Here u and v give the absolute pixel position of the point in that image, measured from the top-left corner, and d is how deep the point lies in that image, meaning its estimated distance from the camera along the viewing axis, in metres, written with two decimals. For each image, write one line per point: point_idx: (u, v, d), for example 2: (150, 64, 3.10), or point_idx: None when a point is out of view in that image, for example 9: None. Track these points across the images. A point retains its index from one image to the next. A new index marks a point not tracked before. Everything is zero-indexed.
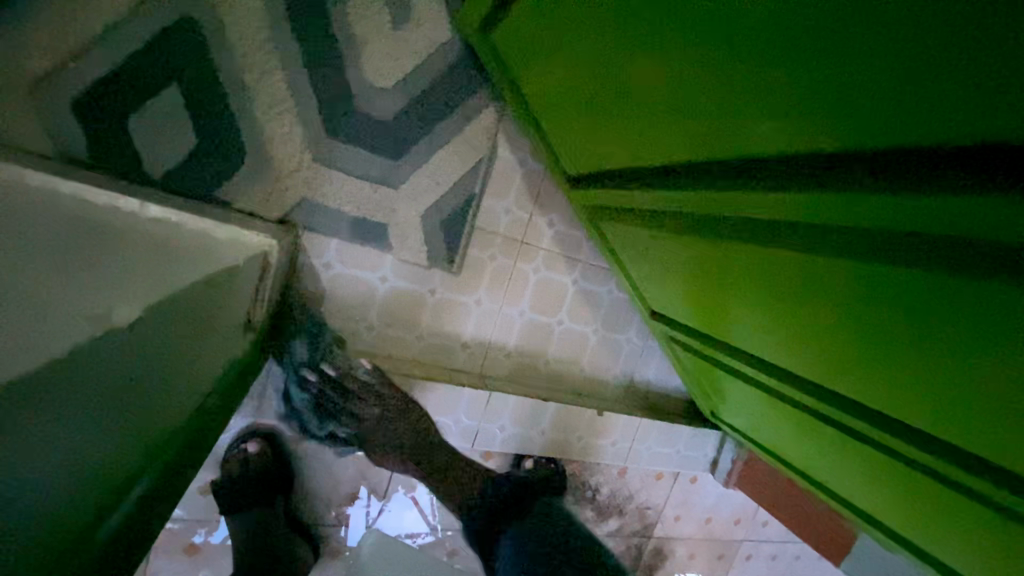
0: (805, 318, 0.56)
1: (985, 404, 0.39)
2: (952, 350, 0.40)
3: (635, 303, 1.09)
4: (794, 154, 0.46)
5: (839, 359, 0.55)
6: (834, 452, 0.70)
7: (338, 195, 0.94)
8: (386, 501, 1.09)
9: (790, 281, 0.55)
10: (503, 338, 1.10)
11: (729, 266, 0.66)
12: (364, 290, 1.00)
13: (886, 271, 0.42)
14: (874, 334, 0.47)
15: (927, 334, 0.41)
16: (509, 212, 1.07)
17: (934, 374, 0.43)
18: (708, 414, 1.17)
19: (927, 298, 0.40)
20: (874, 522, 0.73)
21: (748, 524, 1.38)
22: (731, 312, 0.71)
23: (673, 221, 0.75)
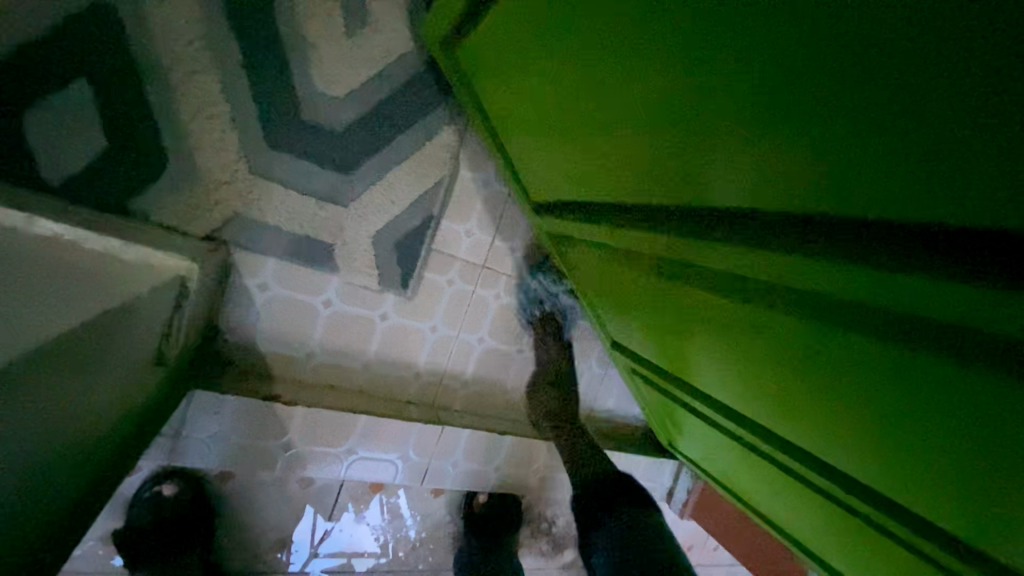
0: (779, 381, 0.52)
1: (958, 503, 0.38)
2: (928, 455, 0.37)
3: (596, 332, 1.11)
4: (764, 210, 0.39)
5: (805, 418, 0.52)
6: (790, 487, 0.75)
7: (276, 211, 0.81)
8: (334, 522, 1.02)
9: (760, 347, 0.52)
10: (460, 367, 1.03)
11: (700, 320, 0.62)
12: (305, 317, 0.88)
13: (862, 369, 0.39)
14: (844, 416, 0.45)
15: (896, 434, 0.39)
16: (470, 235, 0.97)
17: (919, 464, 0.39)
18: (665, 443, 1.23)
19: (900, 405, 0.37)
20: (828, 553, 0.80)
21: (700, 550, 1.52)
22: (701, 358, 0.68)
23: (641, 261, 0.70)
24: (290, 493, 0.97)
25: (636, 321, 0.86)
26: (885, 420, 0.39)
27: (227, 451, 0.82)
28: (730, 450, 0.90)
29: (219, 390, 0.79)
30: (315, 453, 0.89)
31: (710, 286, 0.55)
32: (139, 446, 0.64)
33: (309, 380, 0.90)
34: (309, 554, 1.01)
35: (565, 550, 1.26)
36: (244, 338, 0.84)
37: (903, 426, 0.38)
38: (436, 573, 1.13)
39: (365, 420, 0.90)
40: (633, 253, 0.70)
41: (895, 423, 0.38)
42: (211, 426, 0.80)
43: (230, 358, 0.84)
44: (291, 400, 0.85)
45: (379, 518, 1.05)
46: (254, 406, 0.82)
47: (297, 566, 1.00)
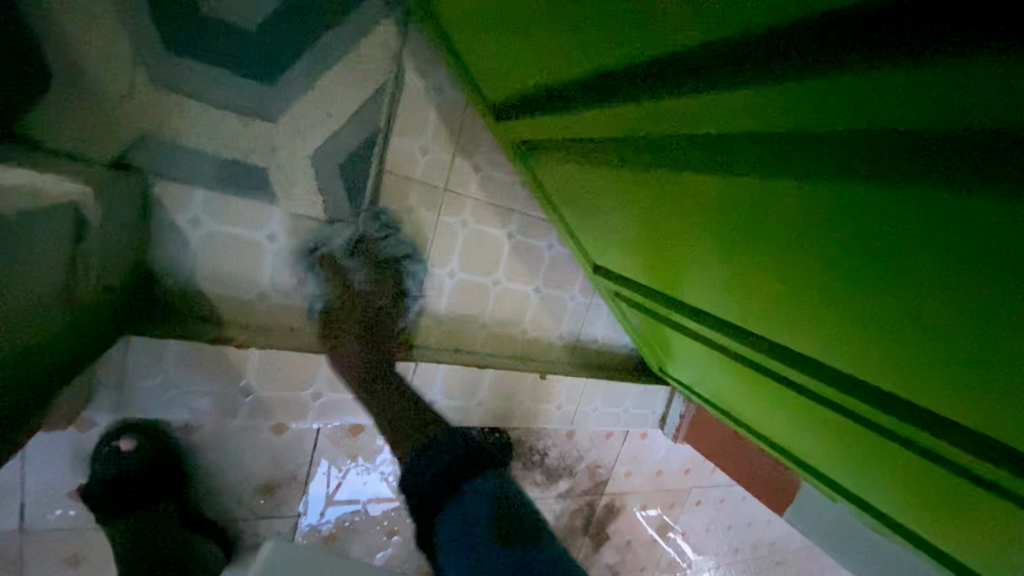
0: (754, 269, 0.48)
1: (955, 373, 0.35)
2: (923, 321, 0.33)
3: (578, 258, 1.04)
4: (751, 32, 0.34)
5: (789, 312, 0.48)
6: (783, 394, 0.70)
7: (194, 132, 0.72)
8: (344, 476, 1.02)
9: (746, 239, 0.46)
10: (431, 301, 0.96)
11: (684, 219, 0.54)
12: (248, 252, 0.80)
13: (855, 229, 0.34)
14: (839, 301, 0.40)
15: (896, 304, 0.35)
16: (427, 153, 0.87)
17: (917, 340, 0.35)
18: (657, 370, 1.19)
19: (895, 263, 0.32)
20: (825, 459, 0.77)
21: (697, 473, 1.54)
22: (681, 264, 0.62)
23: (620, 161, 0.61)
24: (265, 442, 0.93)
25: (615, 242, 0.79)
26: (883, 291, 0.35)
27: (180, 399, 0.77)
28: (724, 369, 0.85)
29: (158, 336, 0.73)
30: (278, 398, 0.83)
31: (693, 171, 0.48)
32: (39, 389, 0.57)
33: (265, 325, 0.84)
34: (318, 505, 1.01)
35: (560, 480, 1.26)
36: (182, 280, 0.77)
37: (895, 288, 0.34)
38: (429, 509, 1.12)
39: (329, 360, 0.84)
40: (606, 152, 0.63)
41: (892, 288, 0.34)
42: (157, 372, 0.74)
43: (169, 301, 0.78)
44: (244, 343, 0.79)
45: (380, 463, 1.04)
46: (201, 350, 0.75)
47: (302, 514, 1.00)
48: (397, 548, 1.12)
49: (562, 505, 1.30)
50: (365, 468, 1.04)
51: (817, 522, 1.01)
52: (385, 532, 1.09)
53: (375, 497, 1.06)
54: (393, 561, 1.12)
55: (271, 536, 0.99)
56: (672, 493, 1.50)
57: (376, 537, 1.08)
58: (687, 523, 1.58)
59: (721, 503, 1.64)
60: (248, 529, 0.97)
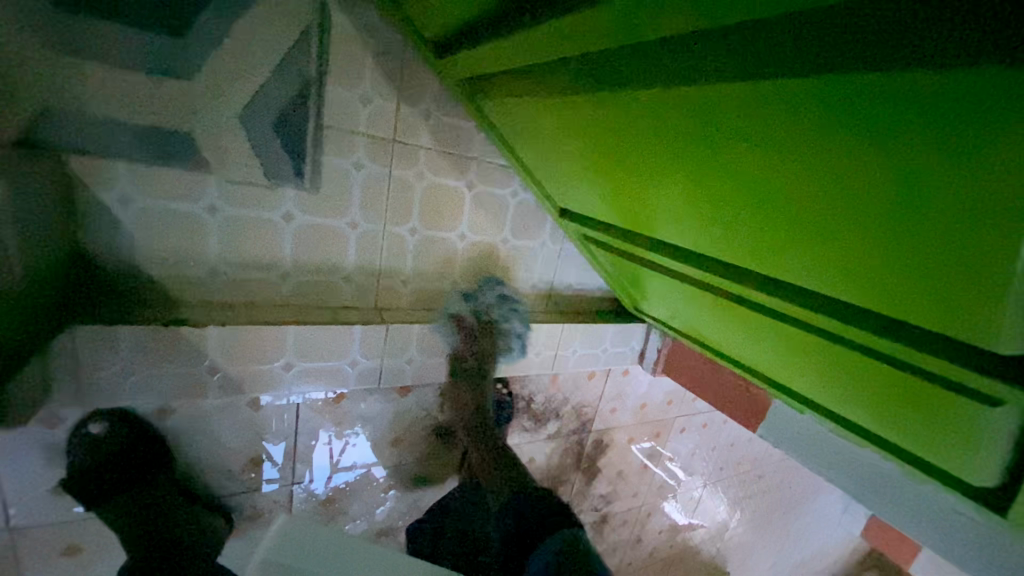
0: (731, 187, 0.46)
1: (930, 288, 0.35)
2: (909, 227, 0.33)
3: (542, 204, 1.01)
4: None
5: (762, 233, 0.47)
6: (759, 316, 0.70)
7: (102, 99, 0.65)
8: (347, 439, 1.04)
9: (727, 153, 0.43)
10: (395, 262, 0.94)
11: (656, 141, 0.52)
12: (190, 228, 0.75)
13: (852, 128, 0.32)
14: (823, 215, 0.39)
15: (879, 204, 0.34)
16: (367, 103, 0.81)
17: (894, 246, 0.35)
18: (632, 309, 1.20)
19: (889, 163, 0.31)
20: (792, 374, 0.79)
21: (680, 402, 1.60)
22: (650, 194, 0.60)
23: (580, 88, 0.57)
24: (244, 419, 0.92)
25: (582, 182, 0.76)
26: (870, 189, 0.34)
27: (144, 385, 0.75)
28: (694, 299, 0.85)
29: (107, 322, 0.70)
30: (248, 374, 0.82)
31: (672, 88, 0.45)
32: None
33: (223, 302, 0.81)
34: (327, 467, 1.04)
35: (548, 424, 1.30)
36: (123, 262, 0.73)
37: (886, 190, 0.32)
38: (422, 464, 1.15)
39: (294, 330, 0.82)
40: (564, 78, 0.59)
41: (882, 193, 0.33)
42: (112, 361, 0.72)
43: (115, 286, 0.74)
44: (202, 321, 0.76)
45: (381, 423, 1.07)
46: (155, 334, 0.72)
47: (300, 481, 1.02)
48: (396, 503, 1.16)
49: (553, 446, 1.35)
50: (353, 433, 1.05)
51: (787, 436, 1.03)
52: (381, 489, 1.12)
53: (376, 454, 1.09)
54: (395, 515, 1.17)
55: (267, 506, 1.01)
56: (657, 423, 1.57)
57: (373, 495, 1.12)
58: (674, 448, 1.67)
59: (705, 427, 1.73)
60: (243, 502, 0.98)
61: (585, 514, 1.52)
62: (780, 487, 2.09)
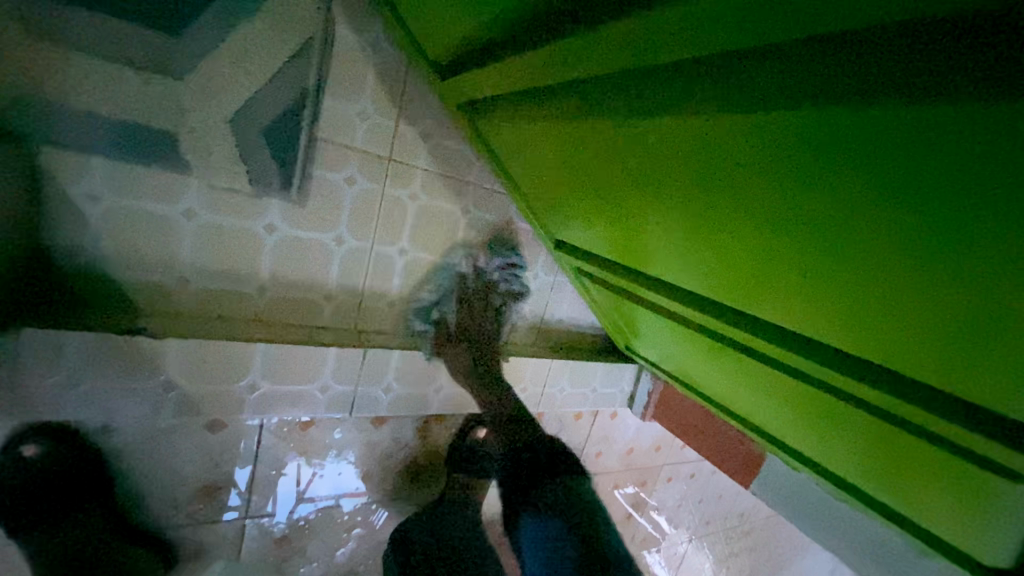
0: (716, 225, 0.44)
1: (937, 341, 0.33)
2: (908, 286, 0.31)
3: (538, 234, 0.98)
4: None
5: (752, 274, 0.45)
6: (759, 365, 0.66)
7: (82, 90, 0.62)
8: (318, 467, 0.96)
9: (711, 189, 0.42)
10: (380, 283, 0.89)
11: (643, 173, 0.50)
12: (162, 232, 0.70)
13: (843, 186, 0.30)
14: (815, 266, 0.37)
15: (867, 250, 0.32)
16: (365, 119, 0.79)
17: (891, 293, 0.33)
18: (624, 348, 1.16)
19: (883, 223, 0.29)
20: (791, 430, 0.74)
21: (668, 449, 1.53)
22: (642, 227, 0.58)
23: (566, 117, 0.57)
24: (198, 443, 0.84)
25: (574, 212, 0.75)
26: (854, 235, 0.32)
27: (89, 399, 0.68)
28: (690, 343, 0.81)
29: (55, 327, 0.63)
30: (207, 392, 0.75)
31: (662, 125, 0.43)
32: None
33: (189, 313, 0.76)
34: (293, 499, 0.96)
35: None
36: (84, 263, 0.68)
37: (882, 248, 0.31)
38: (391, 502, 1.06)
39: (264, 348, 0.76)
40: (550, 107, 0.58)
41: (878, 251, 0.31)
42: (55, 371, 0.65)
43: (72, 287, 0.68)
44: (162, 332, 0.70)
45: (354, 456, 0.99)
46: (108, 343, 0.66)
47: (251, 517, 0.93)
48: (359, 545, 1.06)
49: None
50: (319, 465, 0.96)
51: (783, 495, 0.97)
52: (344, 528, 1.03)
53: (347, 487, 1.01)
54: (356, 558, 1.07)
55: (214, 543, 0.91)
56: (644, 470, 1.49)
57: (335, 535, 1.02)
58: (661, 499, 1.59)
59: (693, 478, 1.65)
60: (188, 537, 0.89)
61: None
62: (768, 545, 1.99)
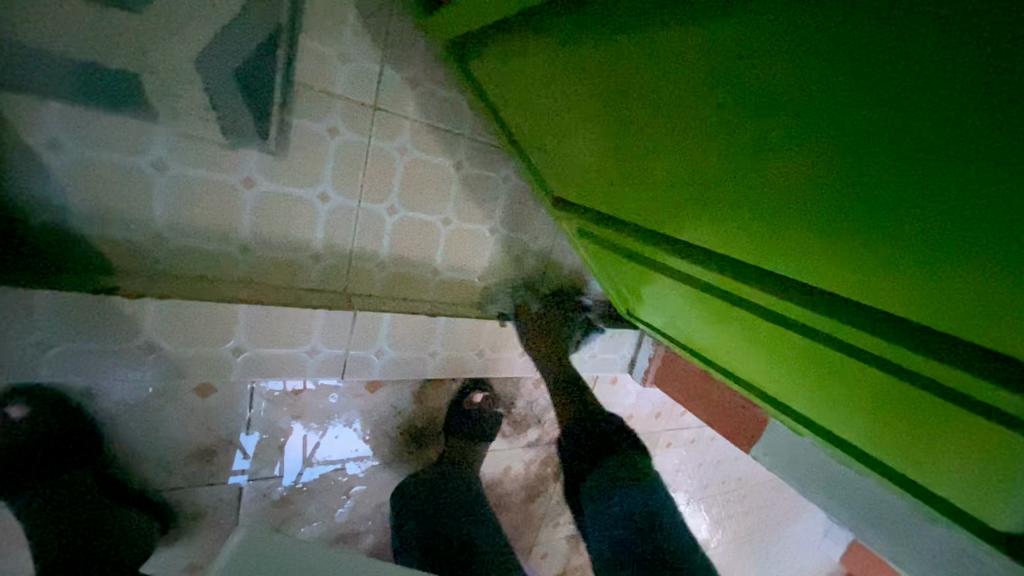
0: (723, 168, 0.41)
1: (939, 294, 0.31)
2: (927, 192, 0.28)
3: (536, 193, 0.92)
4: None
5: (748, 227, 0.43)
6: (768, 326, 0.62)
7: (32, 25, 0.56)
8: (323, 433, 0.96)
9: (722, 123, 0.39)
10: (369, 244, 0.85)
11: (647, 110, 0.47)
12: (131, 185, 0.66)
13: (883, 104, 0.27)
14: (814, 203, 0.35)
15: (892, 187, 0.29)
16: (347, 62, 0.73)
17: (904, 240, 0.30)
18: (625, 313, 1.13)
19: (896, 106, 0.27)
20: (797, 394, 0.72)
21: (668, 416, 1.52)
22: (638, 176, 0.54)
23: (566, 47, 0.52)
24: (188, 407, 0.82)
25: (567, 166, 0.71)
26: (885, 169, 0.29)
27: (68, 360, 0.66)
28: (693, 305, 0.77)
29: (21, 286, 0.60)
30: (191, 355, 0.73)
31: (655, 47, 0.41)
32: None
33: (167, 273, 0.72)
34: (299, 463, 0.96)
35: (528, 430, 1.22)
36: (52, 217, 0.64)
37: (895, 168, 0.29)
38: (389, 467, 1.06)
39: (248, 310, 0.73)
40: (551, 33, 0.53)
41: (908, 189, 0.28)
42: (29, 330, 0.62)
43: (40, 243, 0.64)
44: (138, 291, 0.67)
45: (350, 423, 0.98)
46: (82, 302, 0.63)
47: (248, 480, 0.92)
48: (358, 507, 1.06)
49: (532, 455, 1.26)
50: (315, 430, 0.95)
51: (784, 460, 0.95)
52: (342, 491, 1.03)
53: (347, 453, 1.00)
54: (356, 520, 1.07)
55: (211, 505, 0.91)
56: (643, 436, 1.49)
57: (332, 497, 1.02)
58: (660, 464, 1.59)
59: (692, 444, 1.65)
60: (184, 499, 0.88)
61: (562, 528, 1.44)
62: (765, 508, 2.02)
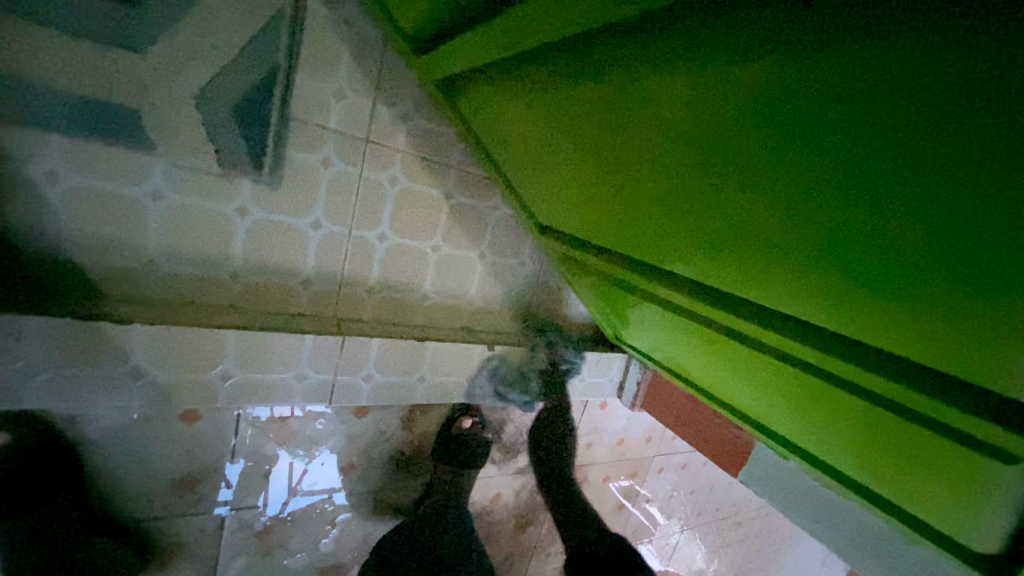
0: (703, 216, 0.45)
1: (904, 330, 0.35)
2: (884, 246, 0.32)
3: (523, 221, 0.95)
4: None
5: (730, 267, 0.47)
6: (749, 350, 0.63)
7: (39, 63, 0.59)
8: (311, 460, 0.96)
9: (701, 180, 0.43)
10: (360, 271, 0.87)
11: (629, 164, 0.51)
12: (126, 213, 0.68)
13: (840, 175, 0.32)
14: (798, 242, 0.38)
15: (855, 240, 0.34)
16: (341, 98, 0.76)
17: (871, 284, 0.35)
18: (613, 338, 1.14)
19: (851, 177, 0.31)
20: (778, 417, 0.73)
21: (659, 441, 1.52)
22: (624, 217, 0.58)
23: (553, 103, 0.56)
24: (173, 434, 0.82)
25: (556, 195, 0.73)
26: (849, 225, 0.33)
27: (54, 385, 0.66)
28: (676, 329, 0.80)
29: (10, 311, 0.61)
30: (178, 380, 0.73)
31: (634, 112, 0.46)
32: None
33: (158, 299, 0.73)
34: (286, 492, 0.95)
35: (518, 456, 1.22)
36: (46, 244, 0.65)
37: (881, 207, 0.30)
38: (376, 495, 1.05)
39: (237, 336, 0.74)
40: (538, 88, 0.58)
41: (869, 243, 0.33)
42: (16, 357, 0.62)
43: (33, 269, 0.65)
44: (129, 317, 0.68)
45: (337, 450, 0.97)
46: (72, 327, 0.64)
47: (231, 509, 0.91)
48: (343, 537, 1.04)
49: (522, 481, 1.25)
50: (302, 457, 0.95)
51: (770, 484, 0.96)
52: (327, 520, 1.01)
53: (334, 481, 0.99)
54: (340, 550, 1.05)
55: (192, 536, 0.89)
56: (634, 461, 1.48)
57: (317, 527, 1.01)
58: (651, 490, 1.58)
59: (683, 469, 1.64)
60: (165, 530, 0.86)
61: (553, 558, 1.41)
62: (760, 536, 1.99)
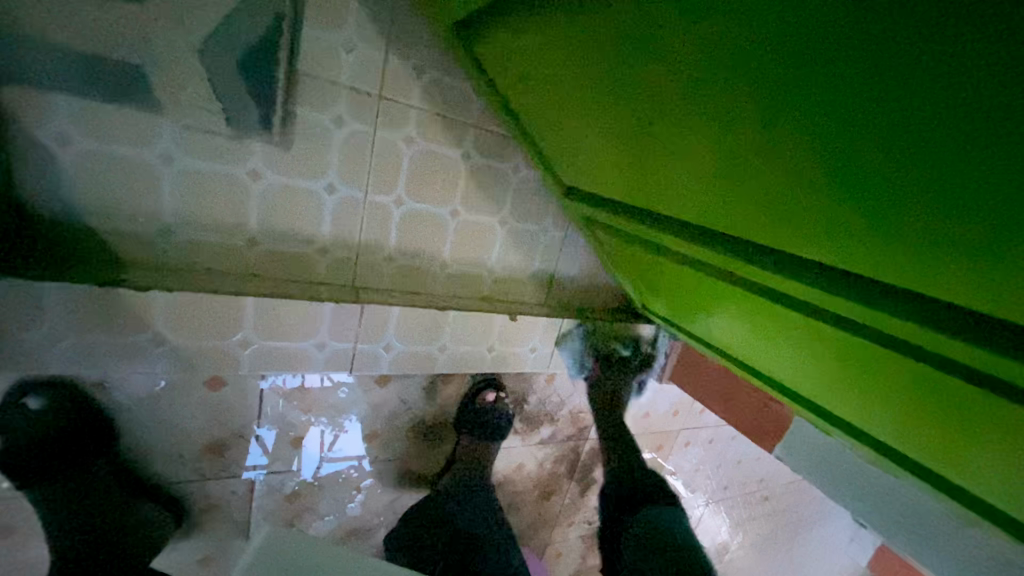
0: (739, 166, 0.41)
1: (976, 280, 0.31)
2: (950, 190, 0.28)
3: (546, 183, 0.90)
4: None
5: (774, 218, 0.43)
6: (794, 318, 0.57)
7: (38, 18, 0.56)
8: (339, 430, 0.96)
9: (732, 128, 0.39)
10: (377, 237, 0.84)
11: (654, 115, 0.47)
12: (138, 178, 0.66)
13: (892, 114, 0.28)
14: (848, 189, 0.34)
15: (915, 185, 0.29)
16: (350, 50, 0.71)
17: (933, 232, 0.31)
18: (640, 307, 1.09)
19: (905, 115, 0.27)
20: (823, 390, 0.68)
21: (686, 414, 1.48)
22: (654, 171, 0.54)
23: (567, 53, 0.52)
24: (200, 401, 0.83)
25: (580, 158, 0.70)
26: (906, 169, 0.29)
27: (80, 352, 0.66)
28: (711, 296, 0.74)
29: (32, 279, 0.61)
30: (200, 347, 0.73)
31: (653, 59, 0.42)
32: None
33: (176, 267, 0.72)
34: (317, 460, 0.97)
35: (541, 427, 1.20)
36: (61, 211, 0.64)
37: (945, 146, 0.26)
38: (400, 462, 1.05)
39: (256, 303, 0.73)
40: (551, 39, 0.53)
41: (932, 186, 0.28)
42: (42, 324, 0.63)
43: (51, 237, 0.65)
44: (147, 285, 0.67)
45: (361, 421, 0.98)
46: (92, 295, 0.63)
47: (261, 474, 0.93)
48: (369, 503, 1.06)
49: (546, 452, 1.24)
50: (328, 426, 0.95)
51: (807, 459, 0.91)
52: (353, 486, 1.03)
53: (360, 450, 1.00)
54: (367, 515, 1.07)
55: (224, 498, 0.92)
56: (660, 434, 1.45)
57: (343, 492, 1.02)
58: (677, 464, 1.55)
59: (711, 443, 1.61)
60: (198, 492, 0.89)
61: (577, 527, 1.41)
62: (788, 510, 1.95)
